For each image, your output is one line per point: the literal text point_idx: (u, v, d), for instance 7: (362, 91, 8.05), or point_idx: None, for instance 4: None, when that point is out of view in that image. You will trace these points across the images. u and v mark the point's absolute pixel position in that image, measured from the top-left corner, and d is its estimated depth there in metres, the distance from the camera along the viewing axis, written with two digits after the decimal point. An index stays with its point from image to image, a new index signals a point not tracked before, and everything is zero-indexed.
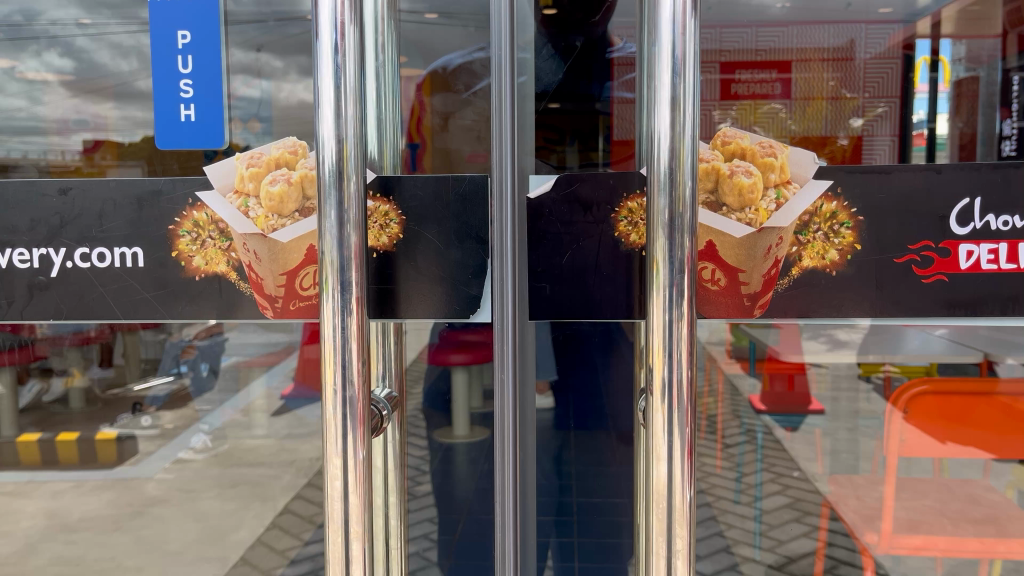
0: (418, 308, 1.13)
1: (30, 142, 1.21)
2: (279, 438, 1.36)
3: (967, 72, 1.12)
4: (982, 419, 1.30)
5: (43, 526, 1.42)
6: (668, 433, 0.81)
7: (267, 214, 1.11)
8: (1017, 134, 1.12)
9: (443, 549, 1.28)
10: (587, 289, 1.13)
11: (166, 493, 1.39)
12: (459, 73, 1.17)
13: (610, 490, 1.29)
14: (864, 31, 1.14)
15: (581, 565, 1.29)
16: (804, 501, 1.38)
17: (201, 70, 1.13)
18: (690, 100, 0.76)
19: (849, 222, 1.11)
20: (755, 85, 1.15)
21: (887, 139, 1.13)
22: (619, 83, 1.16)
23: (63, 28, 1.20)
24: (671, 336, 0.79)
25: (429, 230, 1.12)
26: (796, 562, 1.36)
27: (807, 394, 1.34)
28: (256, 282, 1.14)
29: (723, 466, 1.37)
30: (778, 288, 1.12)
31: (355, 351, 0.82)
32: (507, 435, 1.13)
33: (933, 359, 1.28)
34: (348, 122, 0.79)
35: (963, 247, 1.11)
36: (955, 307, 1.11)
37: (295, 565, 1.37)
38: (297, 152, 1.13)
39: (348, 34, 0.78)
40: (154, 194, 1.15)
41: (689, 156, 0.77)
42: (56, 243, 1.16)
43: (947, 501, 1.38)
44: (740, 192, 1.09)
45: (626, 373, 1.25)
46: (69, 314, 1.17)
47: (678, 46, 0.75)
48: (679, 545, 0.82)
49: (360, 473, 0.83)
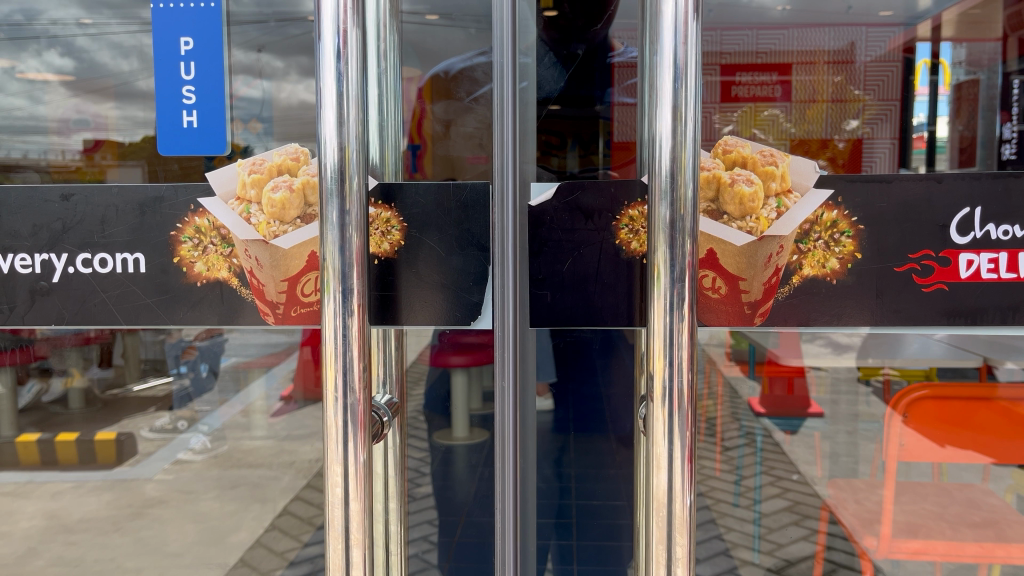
0: (419, 315, 1.13)
1: (30, 142, 1.21)
2: (279, 439, 1.37)
3: (967, 75, 1.12)
4: (984, 423, 1.30)
5: (43, 527, 1.43)
6: (668, 440, 0.81)
7: (268, 220, 1.10)
8: (1016, 138, 1.12)
9: (442, 550, 1.29)
10: (588, 296, 1.13)
11: (166, 495, 1.39)
12: (460, 79, 1.17)
13: (610, 493, 1.28)
14: (865, 34, 1.14)
15: (580, 567, 1.29)
16: (805, 505, 1.39)
17: (204, 77, 1.12)
18: (692, 107, 0.76)
19: (850, 231, 1.11)
20: (755, 87, 1.15)
21: (887, 142, 1.14)
22: (619, 88, 1.16)
23: (63, 28, 1.20)
24: (672, 343, 0.79)
25: (430, 238, 1.12)
26: (796, 565, 1.34)
27: (807, 399, 1.34)
28: (256, 288, 1.14)
29: (723, 469, 1.37)
30: (778, 297, 1.12)
31: (355, 355, 0.82)
32: (507, 441, 1.13)
33: (933, 363, 1.30)
34: (350, 127, 0.79)
35: (964, 257, 1.11)
36: (955, 316, 1.11)
37: (295, 566, 1.36)
38: (298, 159, 1.14)
39: (350, 39, 0.78)
40: (156, 200, 1.15)
41: (690, 162, 0.77)
42: (57, 248, 1.16)
43: (946, 505, 1.40)
44: (741, 200, 1.08)
45: (625, 375, 1.26)
46: (72, 320, 1.17)
47: (680, 53, 0.75)
48: (678, 552, 0.82)
49: (360, 478, 0.83)
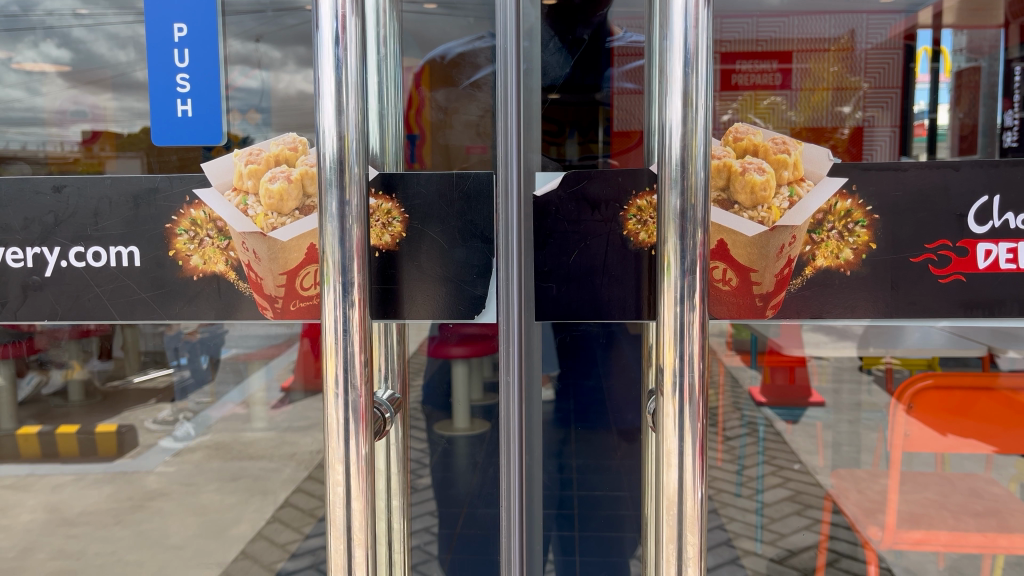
0: (421, 309, 1.12)
1: (29, 133, 1.20)
2: (279, 431, 1.37)
3: (968, 63, 1.12)
4: (985, 412, 1.31)
5: (43, 520, 1.44)
6: (679, 434, 0.80)
7: (266, 212, 1.10)
8: (1018, 125, 1.12)
9: (443, 543, 1.29)
10: (595, 289, 1.12)
11: (166, 487, 1.41)
12: (462, 65, 1.16)
13: (612, 485, 1.29)
14: (865, 21, 1.13)
15: (583, 558, 1.28)
16: (806, 495, 1.42)
17: (198, 63, 1.12)
18: (702, 94, 0.76)
19: (864, 220, 1.10)
20: (755, 76, 1.15)
21: (888, 130, 1.13)
22: (620, 72, 1.15)
23: (59, 19, 1.20)
24: (683, 336, 0.78)
25: (432, 229, 1.11)
26: (798, 555, 1.35)
27: (808, 388, 1.38)
28: (255, 282, 1.14)
29: (724, 459, 1.35)
30: (791, 288, 1.12)
31: (356, 345, 0.81)
32: (512, 436, 1.12)
33: (935, 354, 1.25)
34: (350, 115, 0.78)
35: (981, 246, 1.10)
36: (972, 307, 1.11)
37: (295, 558, 1.36)
38: (297, 149, 1.12)
39: (350, 25, 0.77)
40: (150, 192, 1.15)
41: (701, 150, 0.77)
42: (49, 242, 1.15)
43: (948, 494, 1.45)
44: (752, 190, 1.07)
45: (626, 368, 1.25)
46: (64, 315, 1.16)
47: (690, 38, 0.75)
48: (689, 551, 0.82)
49: (363, 473, 0.83)
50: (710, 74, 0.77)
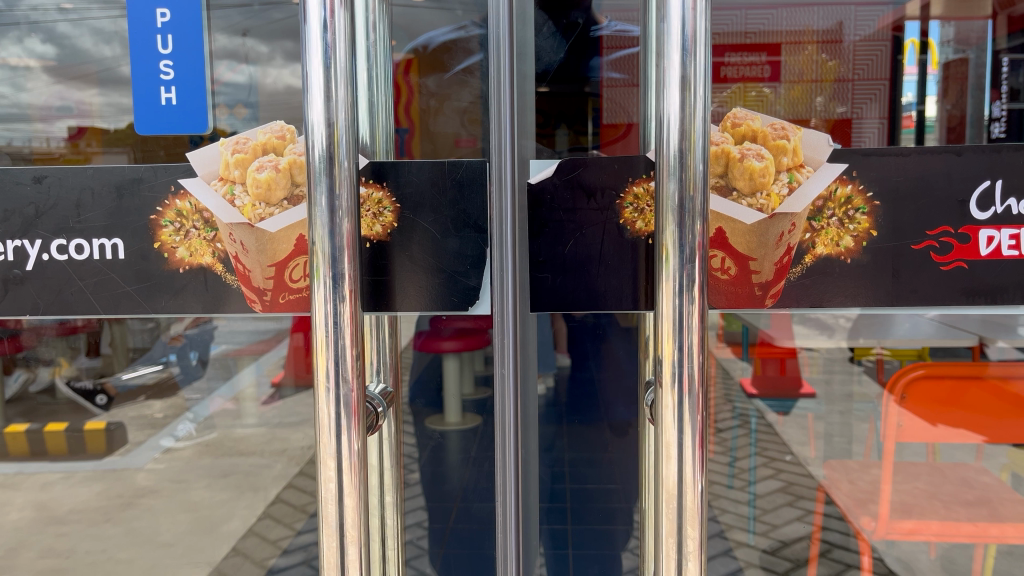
0: (411, 300, 1.10)
1: (14, 129, 1.20)
2: (271, 427, 1.36)
3: (955, 54, 1.12)
4: (975, 402, 1.31)
5: (32, 518, 1.41)
6: (678, 425, 0.80)
7: (254, 202, 1.09)
8: (1006, 116, 1.13)
9: (436, 537, 1.29)
10: (589, 279, 1.12)
11: (157, 484, 1.39)
12: (453, 50, 1.16)
13: (605, 478, 1.30)
14: (853, 13, 1.14)
15: (576, 551, 1.28)
16: (798, 486, 1.40)
17: (182, 51, 1.11)
18: (700, 82, 0.76)
19: (864, 207, 1.10)
20: (743, 68, 1.15)
21: (875, 122, 1.13)
22: (608, 61, 1.15)
23: (43, 13, 1.19)
24: (682, 327, 0.78)
25: (423, 219, 1.10)
26: (791, 545, 1.35)
27: (799, 378, 1.40)
28: (243, 274, 1.13)
29: (716, 451, 1.41)
30: (790, 277, 1.12)
31: (348, 339, 0.80)
32: (507, 429, 1.14)
33: (925, 343, 1.28)
34: (339, 104, 0.78)
35: (984, 233, 1.10)
36: (974, 294, 1.11)
37: (287, 555, 1.37)
38: (285, 137, 1.11)
39: (339, 13, 0.77)
40: (134, 182, 1.14)
41: (700, 139, 0.77)
42: (31, 234, 1.14)
43: (939, 483, 1.49)
44: (751, 176, 1.05)
45: (619, 364, 1.25)
46: (47, 309, 1.16)
47: (688, 23, 0.74)
48: (689, 545, 0.81)
49: (355, 468, 0.82)
50: (708, 62, 0.77)
